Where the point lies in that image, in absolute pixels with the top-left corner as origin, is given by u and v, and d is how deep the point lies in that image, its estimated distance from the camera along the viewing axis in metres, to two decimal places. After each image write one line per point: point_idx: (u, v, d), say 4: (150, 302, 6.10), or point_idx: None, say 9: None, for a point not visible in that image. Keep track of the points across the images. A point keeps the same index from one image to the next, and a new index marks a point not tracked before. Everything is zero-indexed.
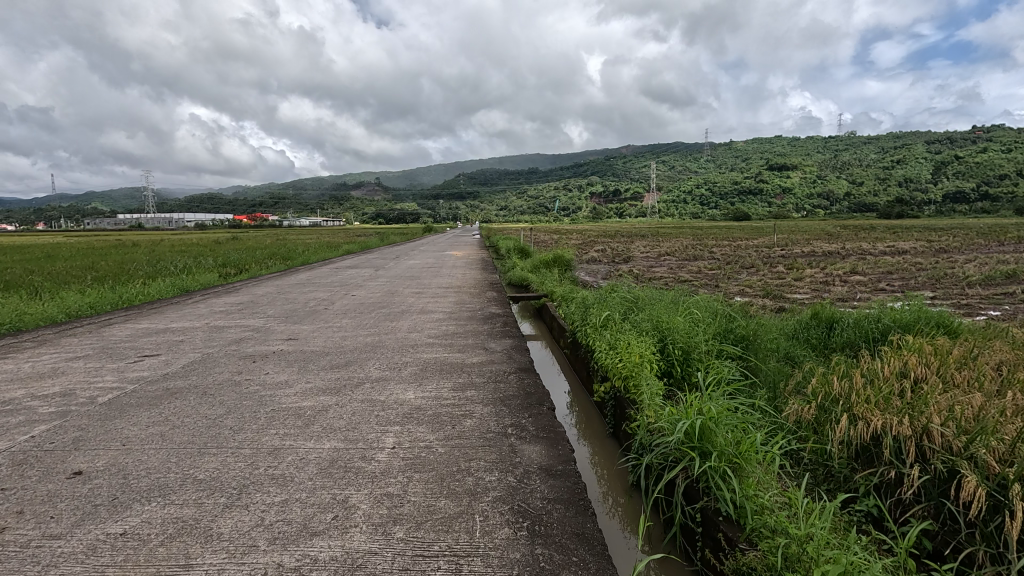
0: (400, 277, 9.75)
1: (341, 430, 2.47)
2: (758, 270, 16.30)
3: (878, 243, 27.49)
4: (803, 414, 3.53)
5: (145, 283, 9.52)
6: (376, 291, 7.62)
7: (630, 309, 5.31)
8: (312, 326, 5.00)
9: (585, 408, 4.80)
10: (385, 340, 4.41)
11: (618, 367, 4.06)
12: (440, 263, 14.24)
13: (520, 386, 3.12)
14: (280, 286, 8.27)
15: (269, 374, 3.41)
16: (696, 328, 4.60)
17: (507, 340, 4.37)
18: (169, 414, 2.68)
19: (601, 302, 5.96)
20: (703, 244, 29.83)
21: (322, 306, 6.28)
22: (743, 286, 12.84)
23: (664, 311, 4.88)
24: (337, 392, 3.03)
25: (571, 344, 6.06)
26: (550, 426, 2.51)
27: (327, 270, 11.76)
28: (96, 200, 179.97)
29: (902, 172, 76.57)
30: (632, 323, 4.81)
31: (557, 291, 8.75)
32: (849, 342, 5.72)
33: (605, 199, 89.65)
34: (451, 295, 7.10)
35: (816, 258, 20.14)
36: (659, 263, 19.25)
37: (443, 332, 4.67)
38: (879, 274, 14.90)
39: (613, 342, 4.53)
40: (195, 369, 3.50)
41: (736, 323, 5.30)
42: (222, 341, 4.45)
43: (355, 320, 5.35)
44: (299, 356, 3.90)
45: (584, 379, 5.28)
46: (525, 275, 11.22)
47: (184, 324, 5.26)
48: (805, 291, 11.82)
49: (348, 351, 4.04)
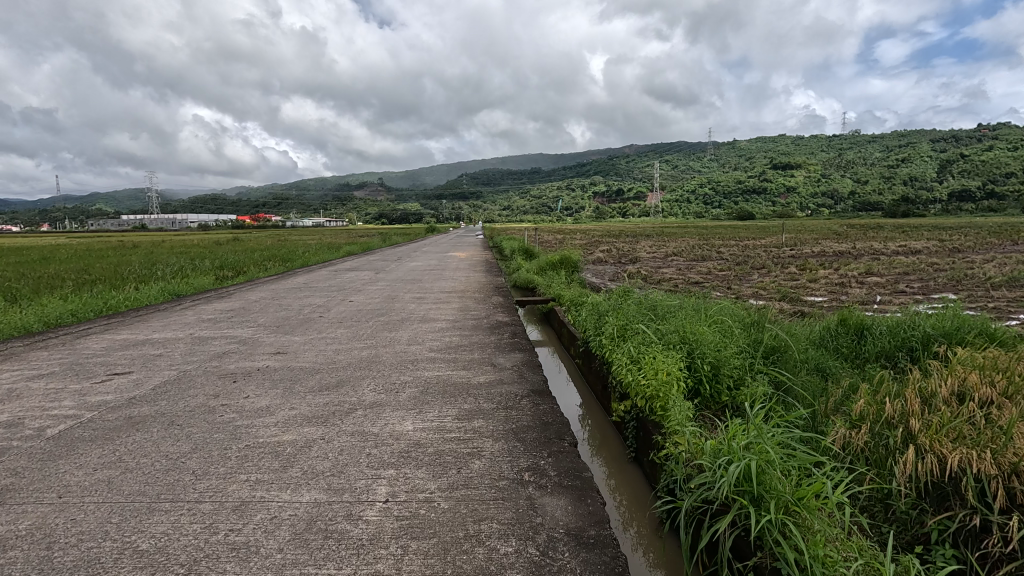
0: (401, 280, 9.35)
1: (325, 476, 2.05)
2: (768, 272, 15.85)
3: (888, 242, 27.07)
4: (851, 441, 3.09)
5: (135, 287, 9.13)
6: (375, 296, 7.20)
7: (650, 317, 4.92)
8: (304, 338, 4.60)
9: (601, 428, 4.41)
10: (383, 355, 3.99)
11: (643, 386, 3.65)
12: (443, 265, 13.84)
13: (535, 414, 2.70)
14: (275, 291, 7.87)
15: (248, 397, 3.00)
16: (725, 341, 4.20)
17: (518, 354, 3.96)
18: (123, 452, 2.27)
19: (617, 308, 5.56)
20: (709, 244, 29.43)
21: (316, 313, 5.86)
22: (757, 288, 12.37)
23: (689, 321, 4.48)
24: (324, 422, 2.61)
25: (583, 354, 5.66)
26: (574, 469, 2.10)
27: (326, 272, 11.36)
28: (101, 200, 181.17)
29: (907, 170, 75.92)
30: (653, 334, 4.41)
31: (566, 296, 8.33)
32: (884, 353, 5.29)
33: (608, 199, 89.15)
34: (455, 301, 6.68)
35: (828, 258, 19.66)
36: (666, 264, 18.80)
37: (447, 345, 4.27)
38: (895, 275, 14.44)
39: (635, 355, 4.14)
40: (166, 392, 3.10)
41: (765, 333, 4.88)
42: (203, 355, 4.05)
43: (351, 329, 4.95)
44: (285, 375, 3.49)
45: (599, 393, 4.89)
46: (531, 278, 10.80)
47: (166, 335, 4.86)
48: (820, 294, 11.41)
49: (341, 368, 3.63)
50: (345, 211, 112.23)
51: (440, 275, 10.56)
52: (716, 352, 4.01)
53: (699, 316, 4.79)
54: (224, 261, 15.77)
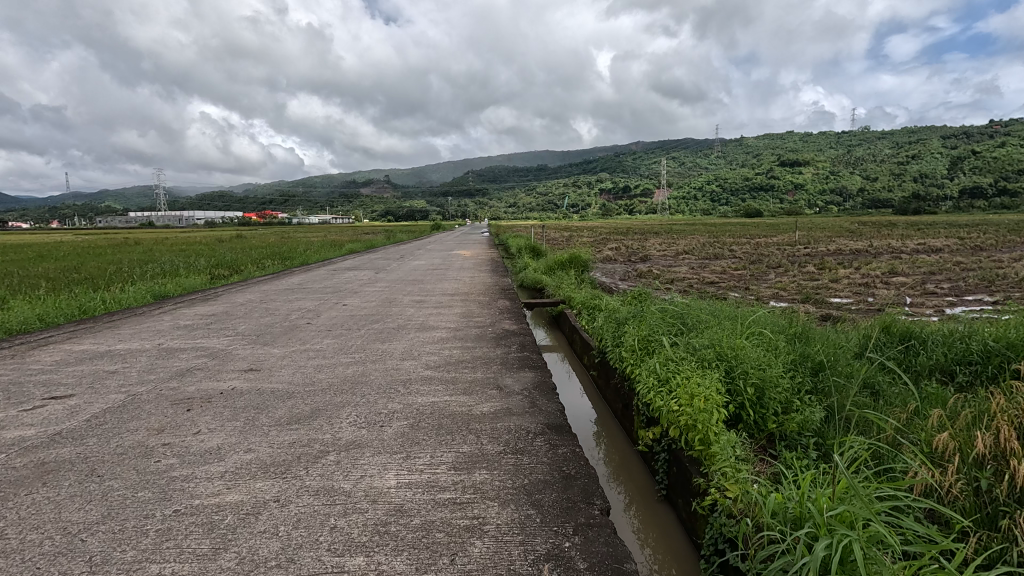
0: (401, 281, 8.81)
1: (269, 567, 1.49)
2: (786, 271, 15.14)
3: (905, 241, 26.33)
4: (941, 484, 2.47)
5: (119, 287, 8.60)
6: (371, 299, 6.63)
7: (676, 326, 4.34)
8: (284, 351, 4.03)
9: (623, 459, 3.84)
10: (371, 374, 3.41)
11: (678, 416, 3.06)
12: (448, 264, 13.30)
13: (551, 462, 2.14)
14: (265, 293, 7.33)
15: (198, 435, 2.43)
16: (767, 357, 3.61)
17: (529, 373, 3.37)
18: (8, 524, 1.71)
19: (638, 315, 4.98)
20: (720, 241, 28.75)
21: (304, 320, 5.29)
22: (777, 289, 11.74)
23: (725, 334, 3.88)
24: (282, 474, 2.04)
25: (600, 366, 5.09)
26: (609, 559, 1.54)
27: (324, 272, 10.83)
28: (109, 197, 182.33)
29: (918, 166, 74.62)
30: (684, 348, 3.82)
31: (577, 298, 7.75)
32: (937, 369, 4.70)
33: (614, 195, 88.34)
34: (458, 306, 6.10)
35: (846, 257, 18.94)
36: (678, 263, 18.06)
37: (447, 360, 3.68)
38: (921, 275, 13.77)
39: (665, 373, 3.55)
40: (102, 426, 2.54)
41: (810, 347, 4.28)
42: (163, 372, 3.49)
43: (340, 340, 4.38)
44: (251, 401, 2.92)
45: (619, 415, 4.33)
46: (540, 278, 10.21)
47: (131, 346, 4.31)
48: (844, 295, 10.75)
49: (320, 392, 3.07)
50: (351, 208, 111.87)
51: (443, 276, 10.02)
52: (759, 372, 3.42)
53: (734, 327, 4.19)
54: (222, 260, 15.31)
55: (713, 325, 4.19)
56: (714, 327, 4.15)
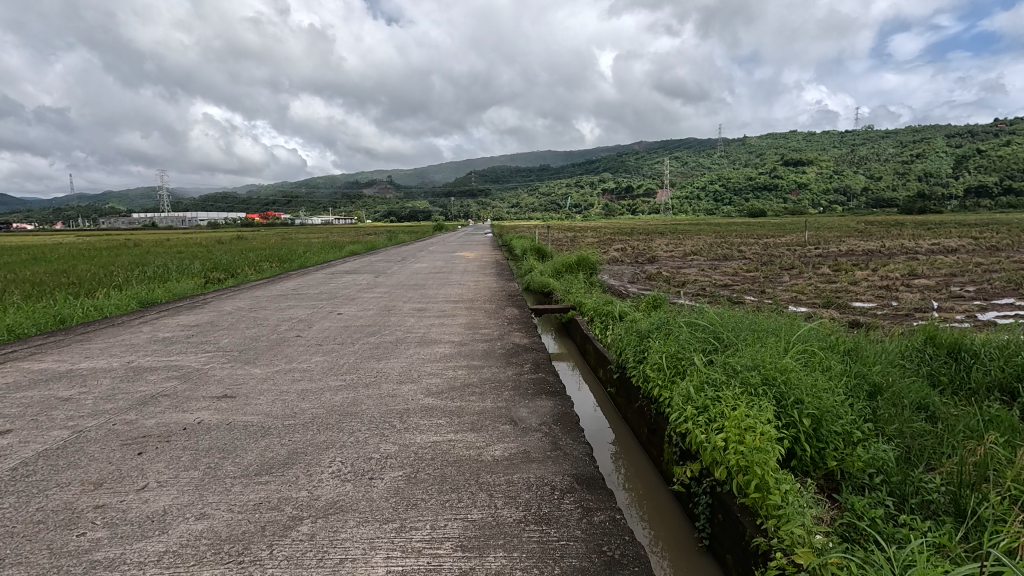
0: (402, 286, 8.35)
1: None
2: (800, 273, 14.61)
3: (916, 241, 25.86)
4: None
5: (103, 293, 8.13)
6: (369, 308, 6.14)
7: (709, 340, 3.85)
8: (267, 372, 3.55)
9: (652, 494, 3.39)
10: (363, 402, 2.93)
11: (728, 458, 2.58)
12: (451, 266, 12.83)
13: (586, 539, 1.67)
14: (257, 300, 6.88)
15: (142, 493, 1.95)
16: (821, 379, 3.13)
17: (546, 402, 2.89)
18: None
19: (663, 325, 4.51)
20: (727, 241, 28.31)
21: (293, 333, 4.82)
22: (794, 292, 11.23)
23: (770, 353, 3.38)
24: (237, 560, 1.57)
25: (619, 383, 4.62)
26: None
27: (322, 276, 10.36)
28: (112, 200, 183.63)
29: (924, 165, 74.03)
30: (724, 369, 3.33)
31: (590, 305, 7.27)
32: (997, 387, 4.19)
33: (617, 196, 87.87)
34: (462, 315, 5.61)
35: (860, 258, 18.39)
36: (688, 265, 17.56)
37: (452, 384, 3.21)
38: (942, 277, 13.22)
39: (704, 398, 3.07)
40: (24, 480, 2.05)
41: (861, 365, 3.78)
42: (122, 400, 3.01)
43: (330, 358, 3.89)
44: (217, 441, 2.43)
45: (644, 441, 3.87)
46: (547, 282, 9.74)
47: (96, 364, 3.83)
48: (865, 299, 10.26)
49: (301, 428, 2.58)
50: (354, 209, 111.67)
51: (445, 280, 9.58)
52: (815, 399, 2.94)
53: (776, 342, 3.70)
54: (217, 262, 14.86)
55: (754, 341, 3.70)
56: (754, 343, 3.66)
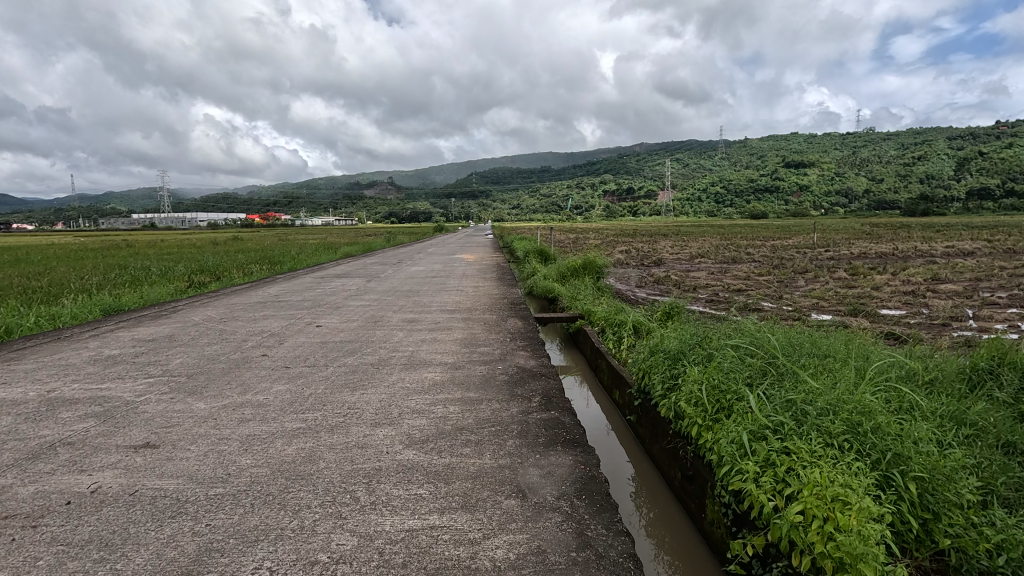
0: (394, 292, 7.65)
1: None
2: (817, 277, 13.93)
3: (930, 243, 25.09)
4: None
5: (66, 299, 7.42)
6: (354, 319, 5.44)
7: (761, 367, 3.12)
8: (211, 408, 2.85)
9: (691, 560, 2.71)
10: (322, 458, 2.22)
11: (812, 537, 1.88)
12: (449, 270, 12.18)
13: None
14: (231, 310, 6.18)
15: None
16: (918, 423, 2.39)
17: (564, 460, 2.18)
18: None
19: (698, 344, 3.80)
20: (733, 243, 27.71)
21: (259, 352, 4.13)
22: (815, 298, 10.53)
23: (847, 388, 2.64)
24: None
25: (644, 412, 3.92)
26: None
27: (310, 281, 9.66)
28: (115, 199, 184.97)
29: (927, 167, 73.26)
30: (787, 406, 2.61)
31: (600, 315, 6.58)
32: None
33: (619, 198, 87.22)
34: (459, 329, 4.90)
35: (876, 261, 17.70)
36: (698, 268, 16.93)
37: (441, 429, 2.50)
38: (968, 282, 12.54)
39: (767, 447, 2.37)
40: None
41: (958, 398, 2.97)
42: (8, 452, 2.31)
43: (294, 388, 3.19)
44: (105, 527, 1.73)
45: (677, 489, 3.19)
46: (551, 287, 9.07)
47: (7, 395, 3.13)
48: (893, 307, 9.54)
49: (228, 503, 1.88)
50: (355, 210, 111.21)
51: (443, 285, 8.91)
52: (916, 453, 2.21)
53: (848, 371, 2.94)
54: (204, 264, 14.14)
55: (820, 371, 2.98)
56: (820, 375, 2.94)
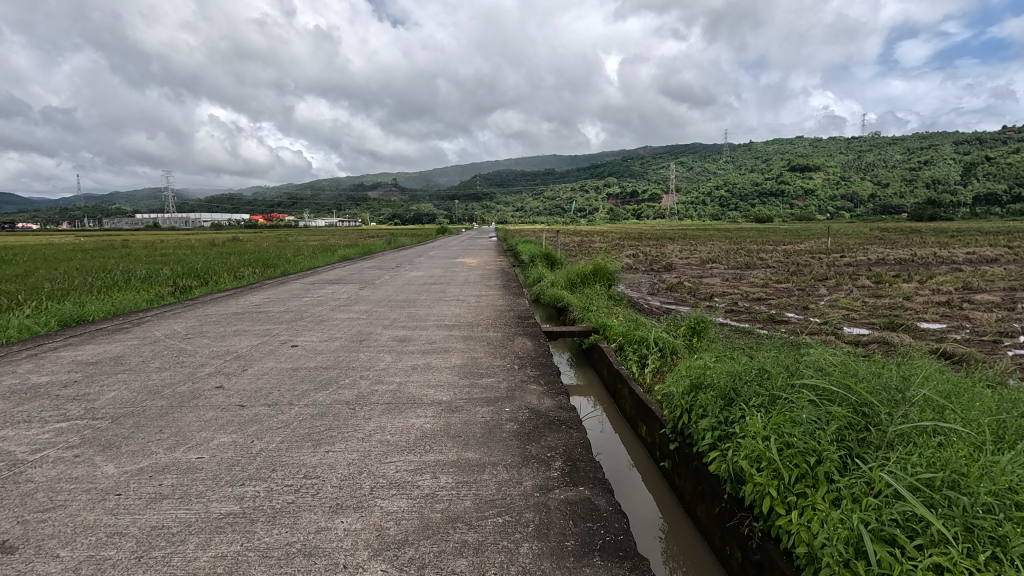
0: (388, 303, 6.90)
1: None
2: (838, 284, 13.24)
3: (949, 249, 24.41)
4: None
5: (22, 308, 6.67)
6: (337, 336, 4.71)
7: (852, 424, 2.37)
8: (119, 476, 2.11)
9: None
10: None
11: None
12: (450, 276, 11.49)
13: None
14: (201, 323, 5.44)
15: None
16: None
17: None
18: None
19: (754, 380, 3.04)
20: (743, 248, 26.83)
21: (215, 382, 3.39)
22: (844, 309, 9.79)
23: (1001, 470, 1.88)
24: None
25: (682, 459, 3.17)
26: None
27: (298, 287, 8.95)
28: (119, 199, 185.68)
29: (935, 171, 72.45)
30: (919, 493, 1.85)
31: (618, 330, 5.84)
32: None
33: (622, 201, 86.39)
34: (458, 351, 4.17)
35: (895, 267, 17.01)
36: (710, 274, 16.25)
37: (427, 523, 1.77)
38: (1001, 292, 11.81)
39: (902, 560, 1.62)
40: None
41: None
42: None
43: (242, 440, 2.46)
44: None
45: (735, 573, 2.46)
46: (560, 295, 8.34)
47: None
48: (931, 320, 8.75)
49: None
50: (359, 211, 110.83)
51: (442, 294, 8.20)
52: None
53: (978, 439, 2.20)
54: (191, 267, 13.40)
55: (939, 435, 2.23)
56: (940, 442, 2.19)
